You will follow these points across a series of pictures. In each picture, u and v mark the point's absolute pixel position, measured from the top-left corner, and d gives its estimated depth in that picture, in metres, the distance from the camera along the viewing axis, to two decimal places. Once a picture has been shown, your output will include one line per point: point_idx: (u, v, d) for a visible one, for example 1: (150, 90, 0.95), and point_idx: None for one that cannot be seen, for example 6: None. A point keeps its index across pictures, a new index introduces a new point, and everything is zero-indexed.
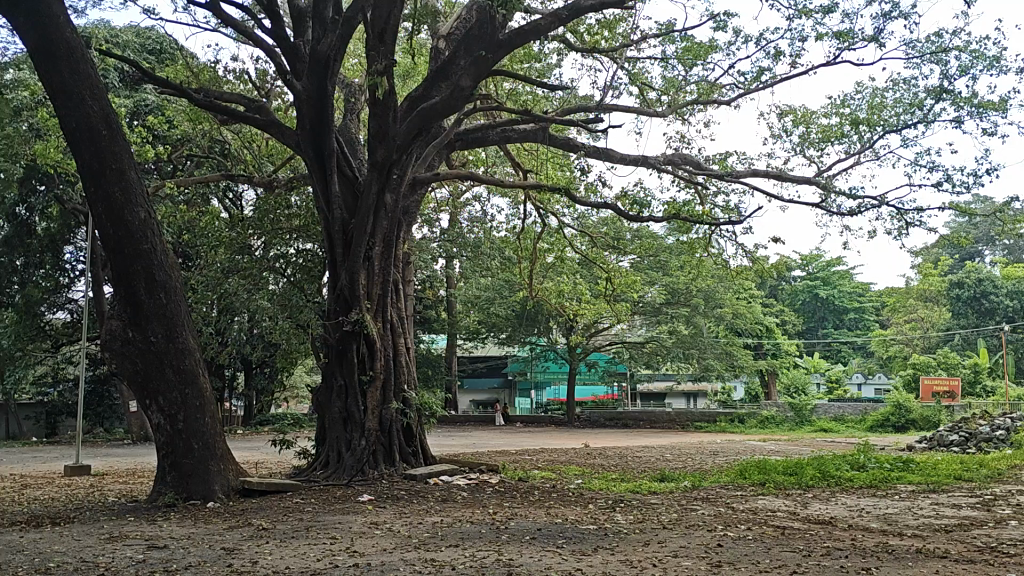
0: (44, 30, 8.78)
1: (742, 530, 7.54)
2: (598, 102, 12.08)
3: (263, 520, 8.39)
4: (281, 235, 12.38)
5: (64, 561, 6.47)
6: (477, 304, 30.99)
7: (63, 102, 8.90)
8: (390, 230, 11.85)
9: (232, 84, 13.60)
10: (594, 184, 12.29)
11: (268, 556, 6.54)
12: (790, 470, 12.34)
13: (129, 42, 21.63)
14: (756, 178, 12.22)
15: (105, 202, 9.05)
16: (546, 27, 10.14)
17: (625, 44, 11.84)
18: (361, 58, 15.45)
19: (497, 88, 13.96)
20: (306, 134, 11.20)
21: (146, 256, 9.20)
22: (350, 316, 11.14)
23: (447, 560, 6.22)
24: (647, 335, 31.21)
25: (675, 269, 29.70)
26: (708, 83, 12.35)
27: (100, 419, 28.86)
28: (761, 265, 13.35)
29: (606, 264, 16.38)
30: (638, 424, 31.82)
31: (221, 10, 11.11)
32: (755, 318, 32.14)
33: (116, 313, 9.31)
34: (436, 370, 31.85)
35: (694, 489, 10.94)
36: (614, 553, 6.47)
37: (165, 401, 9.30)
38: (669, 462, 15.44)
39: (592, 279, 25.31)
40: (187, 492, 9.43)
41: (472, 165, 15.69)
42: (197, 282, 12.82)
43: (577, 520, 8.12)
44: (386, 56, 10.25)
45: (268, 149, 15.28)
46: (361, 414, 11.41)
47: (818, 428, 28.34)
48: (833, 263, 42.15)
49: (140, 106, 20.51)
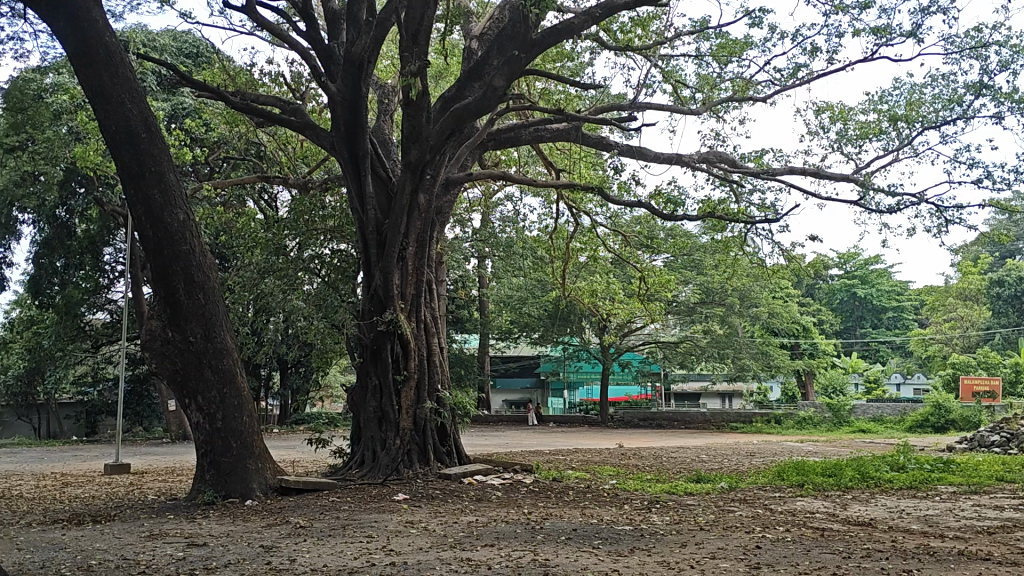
0: (84, 35, 8.91)
1: (782, 531, 7.53)
2: (631, 100, 12.02)
3: (300, 518, 8.47)
4: (315, 236, 12.55)
5: (106, 559, 6.55)
6: (509, 304, 31.08)
7: (104, 107, 9.04)
8: (423, 231, 11.88)
9: (268, 86, 13.76)
10: (626, 183, 12.24)
11: (306, 554, 6.58)
12: (829, 471, 12.24)
13: (166, 46, 21.91)
14: (792, 175, 12.11)
15: (145, 204, 9.17)
16: (580, 26, 10.07)
17: (658, 41, 11.77)
18: (393, 60, 15.54)
19: (529, 88, 13.97)
20: (340, 135, 11.27)
21: (185, 257, 9.30)
22: (385, 317, 11.20)
23: (483, 560, 6.22)
24: (681, 335, 31.02)
25: (710, 268, 29.52)
26: (743, 80, 12.26)
27: (139, 418, 29.28)
28: (797, 264, 13.22)
29: (639, 263, 16.33)
30: (672, 424, 31.67)
31: (256, 13, 11.20)
32: (792, 317, 31.86)
33: (156, 314, 9.43)
34: (469, 370, 31.99)
35: (732, 490, 10.85)
36: (651, 553, 6.47)
37: (204, 400, 9.39)
38: (705, 463, 15.38)
39: (627, 279, 25.25)
40: (226, 490, 9.54)
41: (504, 165, 15.72)
42: (233, 283, 12.97)
43: (613, 521, 8.10)
44: (420, 57, 10.25)
45: (303, 151, 15.40)
46: (396, 414, 11.47)
47: (856, 428, 28.01)
48: (871, 261, 41.60)
49: (178, 109, 20.80)
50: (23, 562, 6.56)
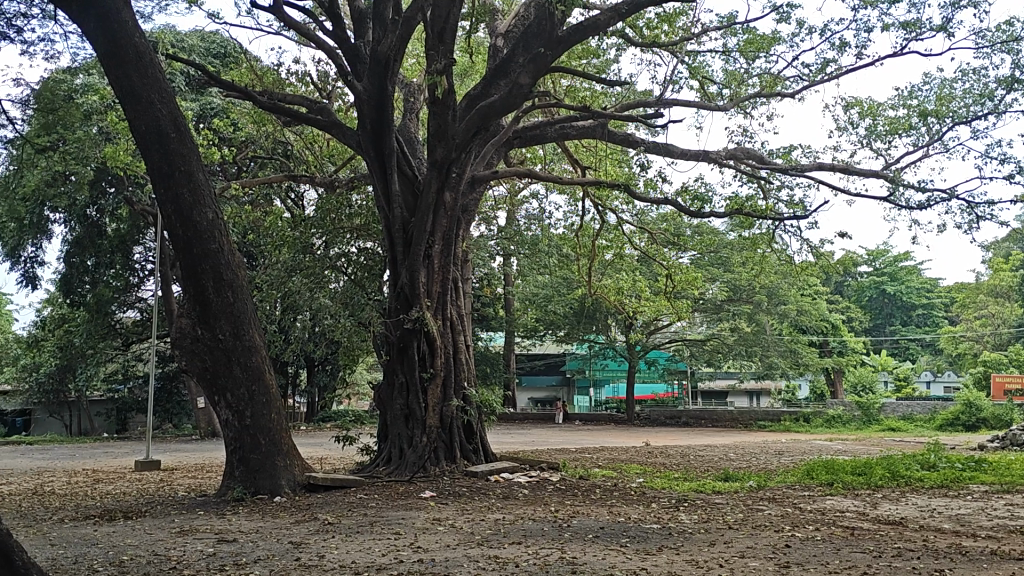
0: (114, 36, 8.96)
1: (811, 530, 7.44)
2: (658, 97, 11.96)
3: (328, 515, 8.52)
4: (342, 234, 12.60)
5: (137, 555, 6.62)
6: (535, 301, 31.09)
7: (134, 107, 9.12)
8: (449, 229, 11.91)
9: (295, 86, 13.82)
10: (653, 180, 12.18)
11: (334, 551, 6.62)
12: (859, 470, 12.10)
13: (194, 47, 22.11)
14: (821, 172, 12.01)
15: (174, 203, 9.26)
16: (606, 23, 10.03)
17: (685, 38, 11.70)
18: (419, 58, 15.58)
19: (554, 85, 13.94)
20: (367, 134, 11.30)
21: (214, 255, 9.37)
22: (411, 314, 11.25)
23: (511, 558, 6.23)
24: (708, 332, 30.87)
25: (737, 266, 29.35)
26: (771, 76, 12.17)
27: (169, 415, 29.58)
28: (826, 261, 13.10)
29: (665, 260, 16.26)
30: (700, 422, 31.52)
31: (283, 12, 11.25)
32: (821, 315, 31.59)
33: (186, 312, 9.52)
34: (494, 368, 32.05)
35: (760, 489, 10.77)
36: (679, 553, 6.41)
37: (233, 397, 9.47)
38: (732, 461, 15.30)
39: (653, 276, 25.18)
40: (255, 487, 9.61)
41: (530, 162, 15.71)
42: (260, 281, 13.04)
43: (641, 519, 8.06)
44: (446, 54, 10.22)
45: (329, 150, 15.47)
46: (423, 411, 11.51)
47: (886, 427, 27.76)
48: (901, 257, 41.12)
49: (206, 109, 20.97)
50: (57, 557, 6.65)
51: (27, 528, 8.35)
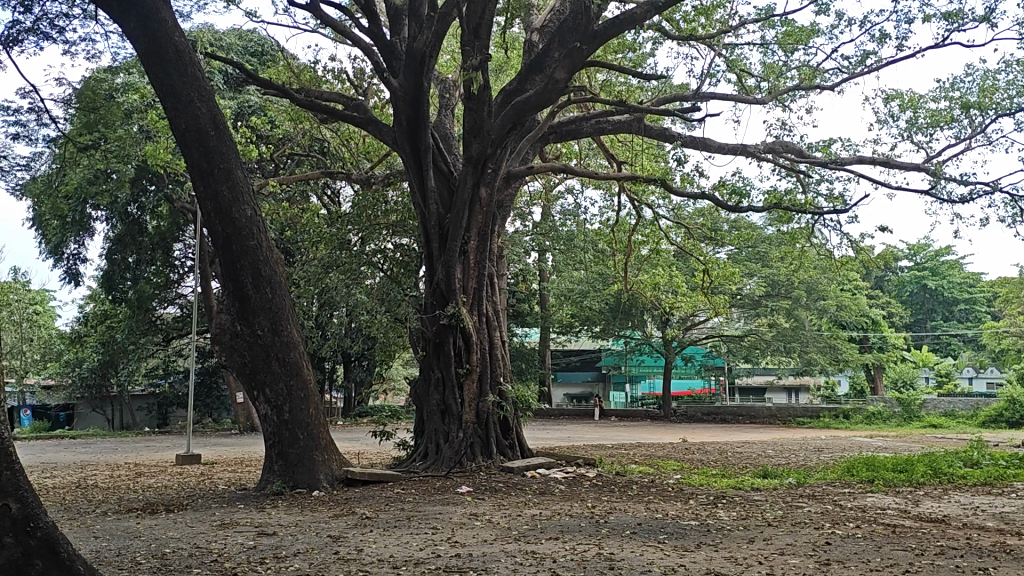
0: (153, 34, 9.02)
1: (851, 528, 7.34)
2: (695, 90, 11.85)
3: (366, 509, 8.57)
4: (378, 230, 12.65)
5: (179, 547, 6.70)
6: (571, 297, 31.10)
7: (175, 105, 9.24)
8: (485, 225, 11.91)
9: (331, 84, 13.91)
10: (689, 175, 12.08)
11: (373, 544, 6.68)
12: (900, 467, 11.93)
13: (231, 45, 22.33)
14: (861, 165, 11.85)
15: (214, 201, 9.38)
16: (643, 16, 9.94)
17: (723, 31, 11.59)
18: (454, 55, 15.62)
19: (590, 79, 13.89)
20: (402, 130, 11.34)
21: (252, 252, 9.47)
22: (446, 310, 11.28)
23: (548, 552, 6.24)
24: (745, 328, 30.60)
25: (775, 261, 29.10)
26: (810, 68, 12.03)
27: (209, 410, 30.01)
28: (866, 256, 12.92)
29: (703, 255, 16.14)
30: (738, 419, 31.27)
31: (320, 10, 11.32)
32: (861, 310, 31.16)
33: (225, 307, 9.64)
34: (530, 364, 32.09)
35: (800, 486, 10.66)
36: (718, 549, 6.37)
37: (272, 392, 9.56)
38: (771, 458, 15.17)
39: (689, 272, 25.06)
40: (294, 481, 9.72)
41: (565, 158, 15.68)
42: (298, 277, 13.18)
43: (679, 516, 8.03)
44: (482, 50, 10.17)
45: (366, 147, 15.53)
46: (459, 407, 11.54)
47: (927, 423, 27.37)
48: (943, 251, 40.43)
49: (244, 107, 21.18)
50: (100, 549, 6.75)
51: (71, 521, 8.51)
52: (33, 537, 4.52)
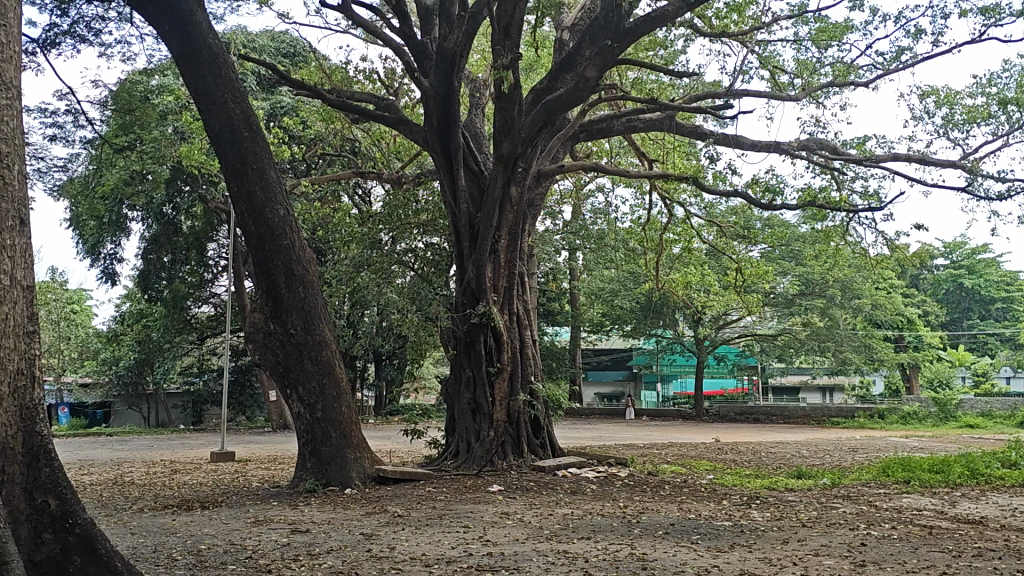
0: (187, 35, 9.08)
1: (887, 529, 7.27)
2: (728, 88, 11.76)
3: (398, 508, 8.60)
4: (408, 229, 12.69)
5: (214, 544, 6.77)
6: (601, 296, 31.05)
7: (209, 106, 9.31)
8: (515, 224, 11.91)
9: (362, 84, 13.96)
10: (722, 173, 11.99)
11: (405, 543, 6.69)
12: (937, 468, 11.77)
13: (264, 46, 22.52)
14: (896, 162, 11.70)
15: (247, 201, 9.46)
16: (674, 14, 9.86)
17: (756, 27, 11.48)
18: (485, 54, 15.63)
19: (621, 77, 13.84)
20: (433, 130, 11.37)
21: (285, 251, 9.54)
22: (477, 309, 11.30)
23: (581, 552, 6.23)
24: (779, 327, 30.33)
25: (809, 259, 28.84)
26: (844, 65, 11.89)
27: (243, 408, 30.30)
28: (902, 253, 12.75)
29: (735, 254, 16.01)
30: (771, 419, 31.03)
31: (352, 11, 11.37)
32: (896, 309, 30.79)
33: (258, 307, 9.73)
34: (561, 363, 32.06)
35: (834, 486, 10.56)
36: (751, 550, 6.32)
37: (305, 391, 9.62)
38: (805, 458, 15.01)
39: (722, 270, 24.85)
40: (327, 479, 9.78)
41: (595, 156, 15.65)
42: (330, 276, 13.28)
43: (712, 516, 7.97)
44: (512, 49, 10.12)
45: (396, 146, 15.58)
46: (490, 406, 11.55)
47: (964, 424, 26.98)
48: (980, 249, 39.79)
49: (277, 108, 21.35)
50: (136, 545, 6.83)
51: (109, 517, 8.62)
52: (71, 534, 4.80)
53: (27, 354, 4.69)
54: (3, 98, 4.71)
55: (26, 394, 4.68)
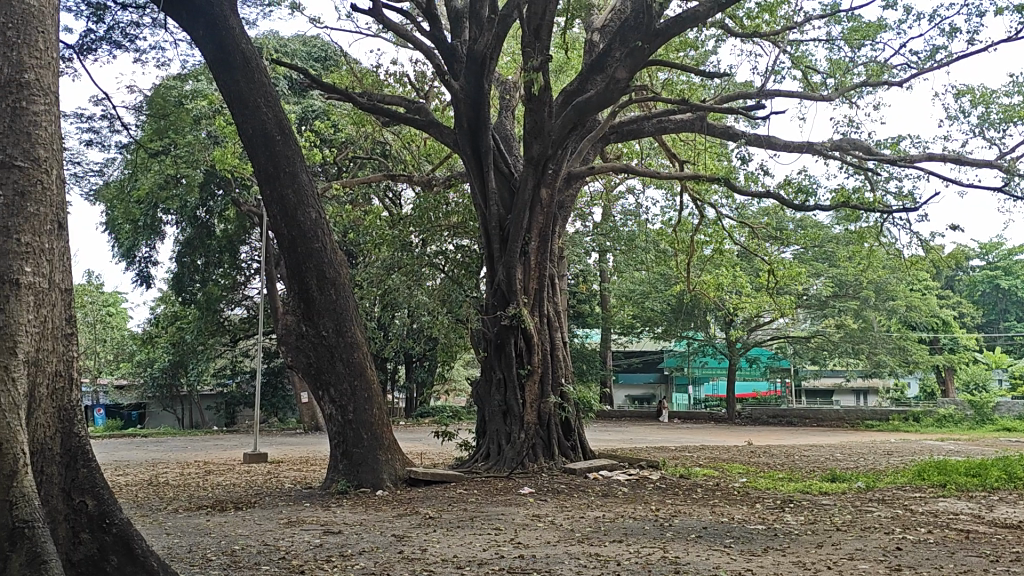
0: (221, 41, 9.18)
1: (923, 533, 7.18)
2: (760, 88, 11.67)
3: (429, 509, 8.63)
4: (439, 232, 12.73)
5: (248, 544, 6.83)
6: (632, 298, 30.91)
7: (242, 111, 9.40)
8: (546, 226, 11.91)
9: (393, 87, 14.03)
10: (754, 174, 11.90)
11: (436, 544, 6.71)
12: (974, 472, 11.60)
13: (295, 51, 22.73)
14: (931, 162, 11.56)
15: (280, 204, 9.54)
16: (705, 14, 9.79)
17: (788, 27, 11.39)
18: (514, 56, 15.66)
19: (651, 78, 13.79)
20: (463, 132, 11.40)
21: (317, 254, 9.60)
22: (508, 311, 11.31)
23: (612, 555, 6.19)
24: (812, 329, 30.05)
25: (843, 261, 28.53)
26: (877, 64, 11.76)
27: (275, 409, 30.54)
28: (937, 254, 12.58)
29: (768, 255, 15.89)
30: (804, 422, 30.72)
31: (382, 15, 11.43)
32: (932, 311, 30.40)
33: (291, 309, 9.82)
34: (591, 365, 31.99)
35: (868, 490, 10.43)
36: (785, 554, 6.26)
37: (337, 392, 9.68)
38: (839, 461, 14.86)
39: (754, 272, 24.67)
40: (358, 480, 9.82)
41: (626, 158, 15.62)
42: (361, 279, 13.35)
43: (745, 520, 7.92)
44: (542, 51, 10.10)
45: (426, 149, 15.68)
46: (520, 408, 11.55)
47: (1001, 427, 26.54)
48: (1017, 251, 39.13)
49: (308, 112, 21.52)
50: (171, 545, 6.90)
51: (144, 517, 8.71)
52: (108, 533, 4.88)
53: (65, 355, 4.76)
54: (43, 103, 4.78)
55: (65, 396, 4.75)
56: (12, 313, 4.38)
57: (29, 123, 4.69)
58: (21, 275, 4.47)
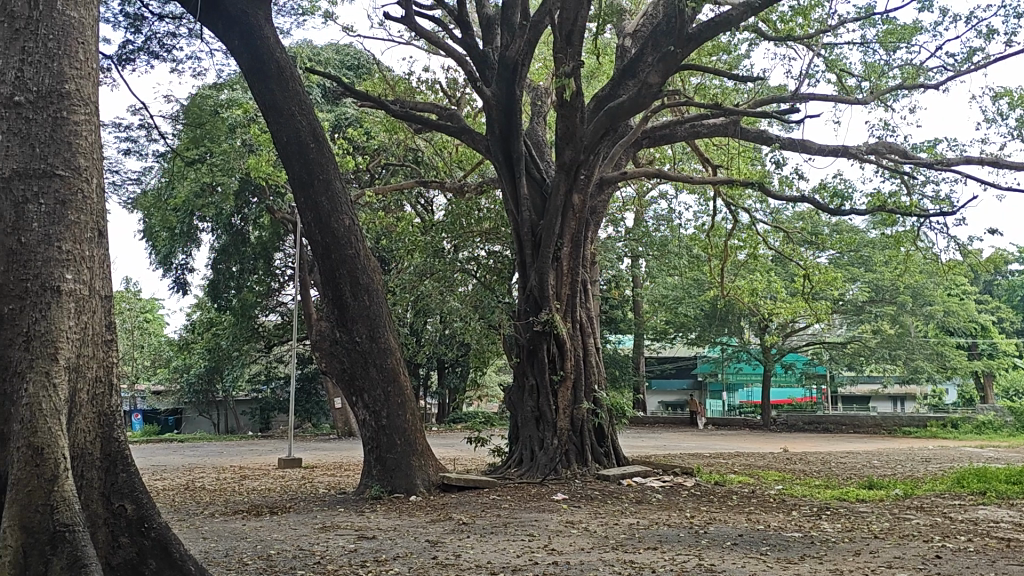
0: (257, 51, 9.29)
1: (963, 541, 7.06)
2: (793, 92, 11.59)
3: (463, 515, 8.63)
4: (471, 238, 12.77)
5: (284, 549, 6.88)
6: (665, 303, 30.78)
7: (277, 120, 9.48)
8: (578, 231, 11.89)
9: (425, 94, 14.10)
10: (788, 178, 11.81)
11: (471, 550, 6.72)
12: (1014, 479, 11.39)
13: (329, 60, 22.94)
14: (968, 165, 11.40)
15: (314, 211, 9.61)
16: (738, 17, 9.74)
17: (822, 30, 11.30)
18: (546, 62, 15.70)
19: (684, 83, 13.74)
20: (495, 138, 11.42)
21: (350, 260, 9.67)
22: (540, 316, 11.32)
23: (647, 562, 6.16)
24: (848, 334, 29.74)
25: (879, 265, 28.19)
26: (913, 67, 11.63)
27: (309, 415, 30.76)
28: (976, 259, 12.40)
29: (803, 260, 15.75)
30: (840, 428, 30.37)
31: (414, 23, 11.50)
32: (970, 316, 29.96)
33: (325, 314, 9.88)
34: (624, 371, 31.88)
35: (907, 497, 10.29)
36: (822, 562, 6.20)
37: (370, 398, 9.73)
38: (877, 468, 14.67)
39: (789, 277, 24.44)
40: (392, 486, 9.86)
41: (658, 162, 15.58)
42: (394, 285, 13.41)
43: (781, 527, 7.85)
44: (574, 57, 10.07)
45: (458, 155, 15.73)
46: (553, 414, 11.54)
47: None
48: None
49: (341, 119, 21.69)
50: (208, 550, 6.95)
51: (181, 522, 8.81)
52: (147, 537, 4.95)
53: (105, 361, 4.82)
54: (83, 113, 4.86)
55: (104, 401, 4.81)
56: (52, 321, 4.49)
57: (70, 133, 4.78)
58: (62, 282, 4.56)
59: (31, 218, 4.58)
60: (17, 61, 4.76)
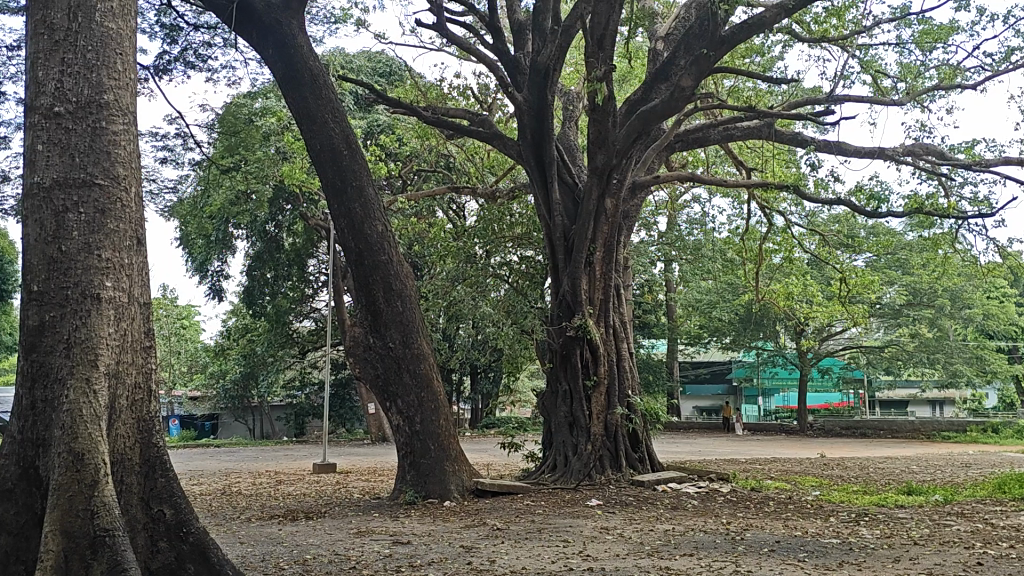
0: (291, 60, 9.38)
1: (1005, 548, 6.93)
2: (828, 93, 11.46)
3: (497, 521, 8.63)
4: (503, 244, 12.77)
5: (320, 553, 6.93)
6: (699, 307, 30.63)
7: (311, 128, 9.55)
8: (611, 235, 11.85)
9: (456, 100, 14.14)
10: (823, 180, 11.69)
11: (505, 555, 6.71)
12: None
13: (361, 67, 23.11)
14: (1008, 166, 11.20)
15: (347, 218, 9.67)
16: (772, 19, 9.65)
17: (857, 32, 11.18)
18: (577, 66, 15.68)
19: (716, 86, 13.66)
20: (527, 144, 11.41)
21: (383, 266, 9.72)
22: (573, 322, 11.29)
23: (683, 569, 6.12)
24: (885, 338, 29.37)
25: (916, 268, 27.81)
26: (950, 67, 11.46)
27: (343, 420, 30.94)
28: (1016, 261, 12.18)
29: (838, 263, 15.57)
30: (878, 434, 29.95)
31: (446, 29, 11.54)
32: (1010, 319, 29.48)
33: (359, 320, 9.94)
34: (657, 376, 31.74)
35: (947, 503, 10.12)
36: (862, 569, 6.10)
37: (404, 403, 9.75)
38: (915, 474, 14.46)
39: (825, 280, 24.21)
40: (426, 491, 9.88)
41: (690, 166, 15.50)
42: (427, 290, 13.44)
43: (818, 533, 7.76)
44: (605, 61, 10.06)
45: (490, 161, 15.75)
46: (587, 419, 11.51)
47: None
48: None
49: (373, 126, 21.83)
50: (246, 554, 7.02)
51: (218, 526, 8.90)
52: (185, 542, 4.99)
53: (144, 367, 4.86)
54: (121, 123, 4.93)
55: (143, 407, 4.86)
56: (93, 327, 4.56)
57: (109, 143, 4.85)
58: (102, 289, 4.63)
59: (71, 228, 4.65)
60: (57, 73, 4.83)
